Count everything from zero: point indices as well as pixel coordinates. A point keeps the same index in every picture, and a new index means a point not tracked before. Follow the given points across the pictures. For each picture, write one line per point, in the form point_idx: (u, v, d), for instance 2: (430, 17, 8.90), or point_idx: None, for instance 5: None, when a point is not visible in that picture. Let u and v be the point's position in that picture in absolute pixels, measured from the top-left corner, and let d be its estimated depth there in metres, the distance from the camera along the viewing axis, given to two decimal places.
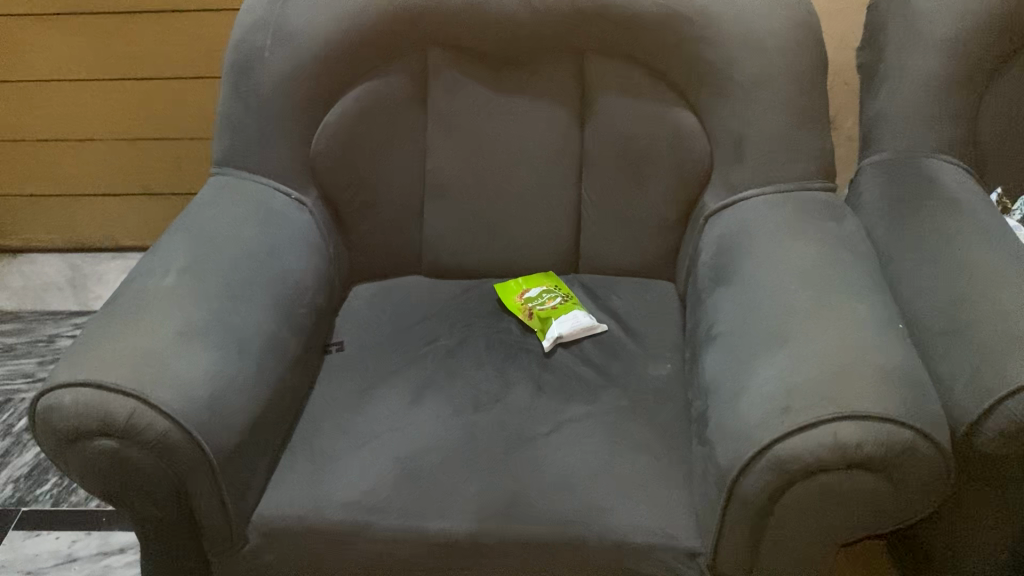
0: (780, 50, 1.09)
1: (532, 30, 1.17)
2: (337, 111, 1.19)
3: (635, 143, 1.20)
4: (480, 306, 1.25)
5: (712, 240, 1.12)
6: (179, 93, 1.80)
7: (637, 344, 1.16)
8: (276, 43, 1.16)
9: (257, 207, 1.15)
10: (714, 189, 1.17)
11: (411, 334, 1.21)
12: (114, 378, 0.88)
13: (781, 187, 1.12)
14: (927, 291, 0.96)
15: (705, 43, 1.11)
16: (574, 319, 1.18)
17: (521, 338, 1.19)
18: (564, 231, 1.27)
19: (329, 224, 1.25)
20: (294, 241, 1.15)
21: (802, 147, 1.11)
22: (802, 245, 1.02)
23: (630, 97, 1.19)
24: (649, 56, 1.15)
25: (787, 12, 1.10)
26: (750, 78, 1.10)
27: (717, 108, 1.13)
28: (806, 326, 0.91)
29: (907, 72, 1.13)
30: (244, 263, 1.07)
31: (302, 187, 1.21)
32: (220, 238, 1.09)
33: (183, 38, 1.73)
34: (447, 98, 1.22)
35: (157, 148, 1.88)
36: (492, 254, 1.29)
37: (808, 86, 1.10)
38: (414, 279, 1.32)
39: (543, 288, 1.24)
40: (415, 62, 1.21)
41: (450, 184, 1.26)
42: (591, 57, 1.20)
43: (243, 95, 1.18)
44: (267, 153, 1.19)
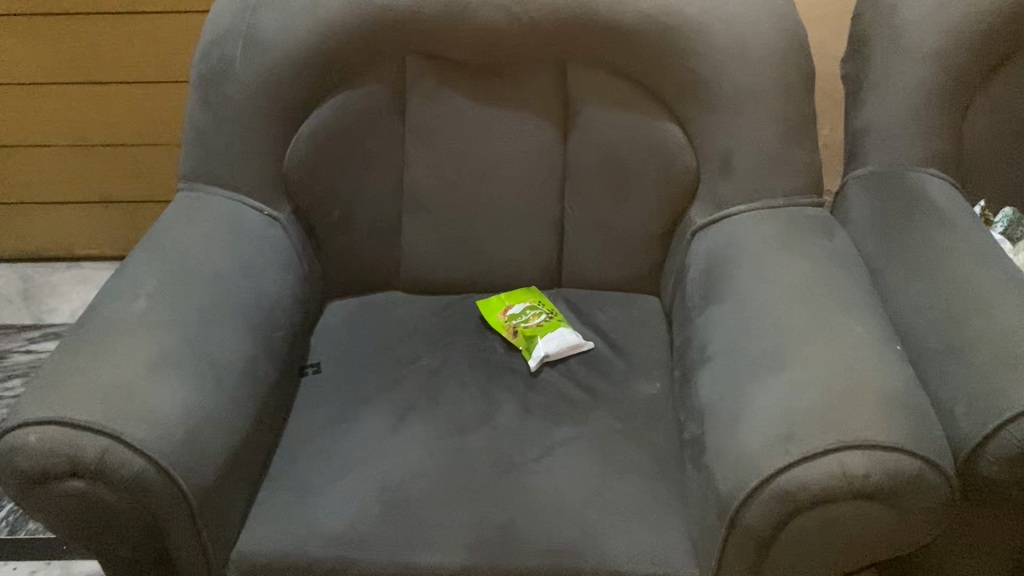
0: (767, 63, 1.08)
1: (514, 40, 1.13)
2: (311, 122, 1.15)
3: (620, 155, 1.17)
4: (460, 323, 1.21)
5: (701, 256, 1.10)
6: (137, 98, 1.73)
7: (624, 362, 1.14)
8: (246, 52, 1.12)
9: (228, 224, 1.10)
10: (701, 203, 1.15)
11: (390, 353, 1.17)
12: (83, 415, 0.82)
13: (770, 201, 1.09)
14: (922, 309, 0.95)
15: (692, 54, 1.09)
16: (560, 337, 1.15)
17: (505, 357, 1.15)
18: (546, 245, 1.24)
19: (303, 239, 1.20)
20: (268, 259, 1.10)
21: (790, 161, 1.09)
22: (795, 262, 1.00)
23: (613, 108, 1.16)
24: (634, 66, 1.13)
25: (775, 23, 1.08)
26: (738, 90, 1.08)
27: (703, 121, 1.10)
28: (807, 348, 0.88)
29: (891, 85, 1.12)
30: (217, 284, 1.02)
31: (274, 202, 1.16)
32: (191, 257, 1.03)
33: (142, 41, 1.66)
34: (425, 109, 1.18)
35: (115, 154, 1.81)
36: (472, 268, 1.26)
37: (796, 100, 1.09)
38: (391, 295, 1.28)
39: (527, 304, 1.21)
40: (392, 71, 1.17)
41: (428, 197, 1.22)
42: (573, 67, 1.17)
43: (212, 107, 1.12)
44: (238, 166, 1.13)
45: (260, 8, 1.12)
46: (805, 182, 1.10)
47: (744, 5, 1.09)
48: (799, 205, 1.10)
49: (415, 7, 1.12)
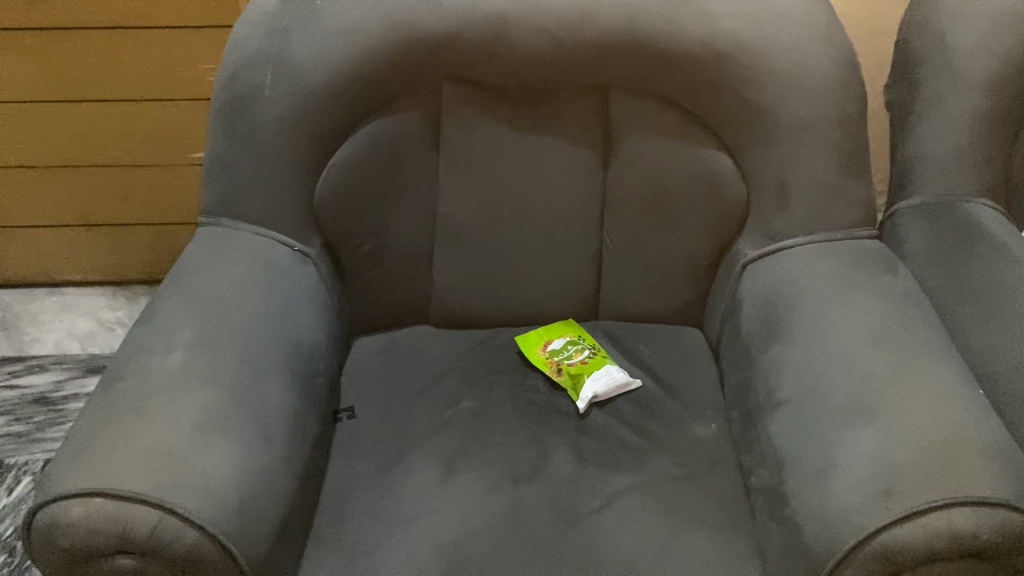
0: (825, 93, 1.04)
1: (557, 66, 1.08)
2: (344, 153, 1.08)
3: (665, 186, 1.13)
4: (499, 361, 1.16)
5: (756, 291, 1.06)
6: (127, 118, 1.64)
7: (675, 401, 1.09)
8: (275, 79, 1.04)
9: (260, 262, 1.03)
10: (751, 235, 1.11)
11: (429, 396, 1.10)
12: (132, 485, 0.75)
13: (828, 234, 1.06)
14: (997, 350, 0.93)
15: (748, 83, 1.04)
16: (608, 375, 1.10)
17: (550, 398, 1.10)
18: (585, 277, 1.20)
19: (333, 275, 1.13)
20: (303, 300, 1.03)
21: (847, 193, 1.06)
22: (863, 301, 0.97)
23: (659, 138, 1.12)
24: (682, 94, 1.08)
25: (832, 50, 1.04)
26: (795, 121, 1.04)
27: (757, 152, 1.07)
28: (893, 396, 0.85)
29: (944, 114, 1.10)
30: (255, 330, 0.94)
31: (304, 237, 1.09)
32: (225, 302, 0.96)
33: (131, 58, 1.56)
34: (461, 137, 1.13)
35: (101, 176, 1.71)
36: (507, 301, 1.20)
37: (853, 130, 1.05)
38: (421, 330, 1.22)
39: (567, 339, 1.17)
40: (428, 98, 1.11)
41: (463, 229, 1.16)
42: (616, 95, 1.12)
43: (238, 138, 1.05)
44: (266, 201, 1.06)
45: (290, 30, 1.04)
46: (861, 214, 1.07)
47: (803, 31, 1.04)
48: (856, 238, 1.07)
49: (456, 31, 1.05)
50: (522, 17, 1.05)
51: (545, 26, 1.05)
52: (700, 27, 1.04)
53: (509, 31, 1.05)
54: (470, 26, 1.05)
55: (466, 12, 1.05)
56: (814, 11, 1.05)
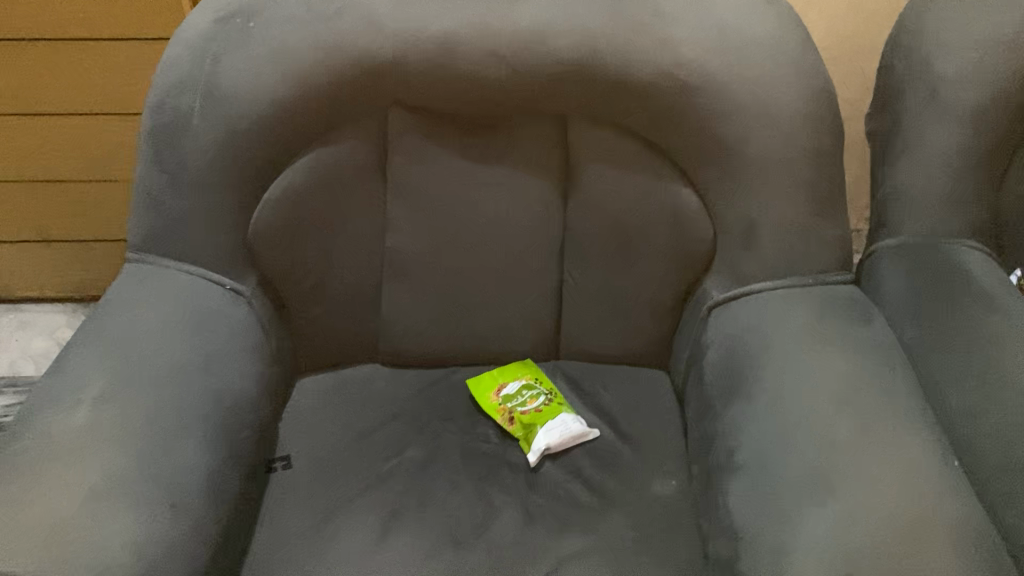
0: (795, 127, 0.96)
1: (509, 93, 1.00)
2: (281, 184, 1.02)
3: (627, 221, 1.06)
4: (449, 406, 1.08)
5: (721, 337, 0.99)
6: (79, 131, 1.57)
7: (635, 454, 1.02)
8: (204, 106, 0.97)
9: (185, 304, 0.96)
10: (718, 275, 1.03)
11: (371, 444, 1.03)
12: (12, 567, 0.68)
13: (797, 279, 0.99)
14: (977, 413, 0.85)
15: (714, 114, 0.97)
16: (563, 426, 1.03)
17: (500, 449, 1.03)
18: (544, 315, 1.12)
19: (271, 314, 1.06)
20: (233, 344, 0.96)
21: (819, 234, 0.98)
22: (833, 357, 0.89)
23: (621, 170, 1.04)
24: (646, 125, 1.01)
25: (804, 80, 0.97)
26: (763, 157, 0.97)
27: (723, 189, 0.99)
28: (858, 470, 0.78)
29: (927, 148, 1.02)
30: (173, 381, 0.87)
31: (238, 274, 1.02)
32: (142, 349, 0.89)
33: (83, 72, 1.49)
34: (409, 167, 1.05)
35: (58, 191, 1.65)
36: (461, 340, 1.13)
37: (825, 167, 0.98)
38: (369, 370, 1.15)
39: (523, 383, 1.09)
40: (372, 125, 1.04)
41: (412, 264, 1.09)
42: (577, 122, 1.04)
43: (166, 169, 0.98)
44: (196, 236, 0.99)
45: (220, 54, 0.97)
46: (834, 257, 1.00)
47: (773, 59, 0.96)
48: (829, 284, 0.99)
49: (400, 55, 0.98)
50: (472, 40, 0.97)
51: (497, 50, 0.98)
52: (662, 53, 0.96)
53: (458, 56, 0.98)
54: (416, 49, 0.97)
55: (412, 35, 0.97)
56: (787, 37, 0.97)
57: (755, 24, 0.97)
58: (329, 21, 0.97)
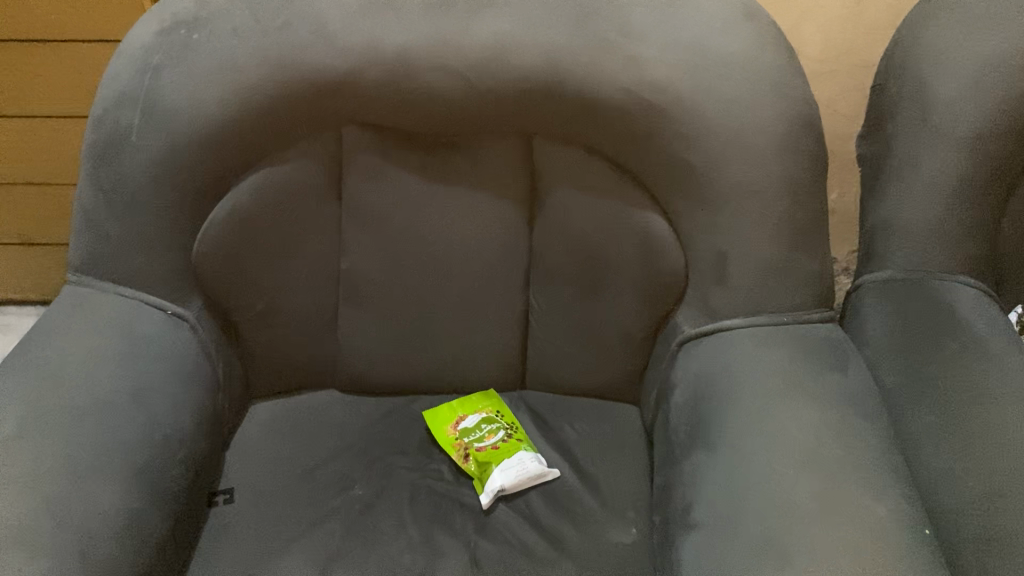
0: (772, 154, 0.89)
1: (469, 111, 0.94)
2: (228, 204, 0.97)
3: (594, 248, 0.99)
4: (403, 440, 1.03)
5: (688, 377, 0.93)
6: (50, 135, 1.52)
7: (595, 497, 0.96)
8: (144, 124, 0.92)
9: (120, 333, 0.91)
10: (689, 308, 0.96)
11: (318, 480, 0.98)
12: None
13: (771, 317, 0.92)
14: (956, 476, 0.78)
15: (684, 139, 0.90)
16: (520, 466, 0.97)
17: (453, 487, 0.97)
18: (508, 345, 1.07)
19: (218, 338, 1.01)
20: (169, 375, 0.91)
21: (797, 270, 0.91)
22: (802, 407, 0.82)
23: (588, 194, 0.98)
24: (613, 148, 0.94)
25: (782, 104, 0.90)
26: (736, 186, 0.90)
27: (694, 219, 0.93)
28: (818, 540, 0.71)
29: (918, 176, 0.94)
30: (96, 417, 0.83)
31: (182, 297, 0.97)
32: (67, 383, 0.84)
33: (49, 74, 1.44)
34: (365, 187, 1.00)
35: (30, 194, 1.61)
36: (421, 368, 1.08)
37: (803, 198, 0.91)
38: (325, 397, 1.10)
39: (483, 416, 1.04)
40: (325, 143, 0.98)
41: (369, 288, 1.04)
42: (542, 142, 0.98)
43: (106, 189, 0.93)
44: (136, 259, 0.94)
45: (161, 67, 0.91)
46: (813, 294, 0.92)
47: (750, 80, 0.89)
48: (805, 322, 0.92)
49: (353, 72, 0.92)
50: (428, 56, 0.91)
51: (454, 67, 0.92)
52: (630, 73, 0.90)
53: (413, 72, 0.92)
54: (369, 65, 0.92)
55: (365, 50, 0.91)
56: (766, 55, 0.90)
57: (733, 43, 0.90)
58: (276, 33, 0.91)
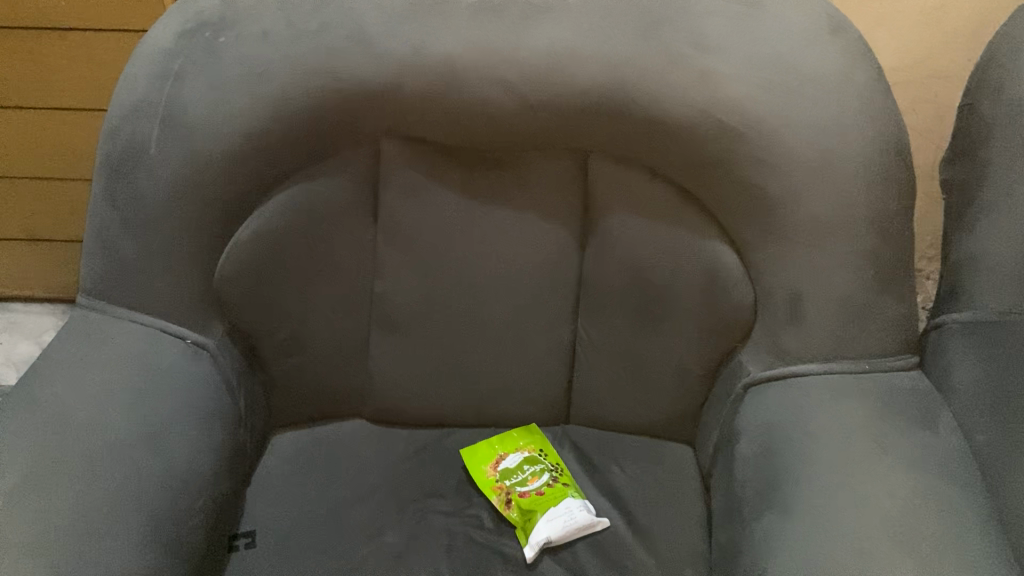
0: (857, 185, 0.81)
1: (520, 126, 0.85)
2: (254, 224, 0.88)
3: (652, 277, 0.91)
4: (438, 480, 0.96)
5: (756, 426, 0.84)
6: (60, 127, 1.44)
7: (647, 552, 0.88)
8: (163, 137, 0.83)
9: (136, 366, 0.83)
10: (756, 348, 0.88)
11: (347, 523, 0.90)
12: None
13: (851, 363, 0.84)
14: None
15: (760, 165, 0.82)
16: (567, 515, 0.89)
17: (494, 536, 0.90)
18: (553, 377, 0.99)
19: (240, 367, 0.93)
20: (188, 413, 0.84)
21: (880, 312, 0.83)
22: (890, 472, 0.74)
23: (647, 219, 0.89)
24: (679, 171, 0.86)
25: (870, 129, 0.81)
26: (816, 218, 0.81)
27: (768, 252, 0.84)
28: None
29: (1014, 205, 0.84)
30: (108, 465, 0.75)
31: (202, 324, 0.90)
32: (78, 426, 0.77)
33: (59, 64, 1.35)
34: (403, 206, 0.91)
35: (42, 189, 1.53)
36: (457, 400, 1.00)
37: (890, 232, 0.82)
38: (353, 427, 1.02)
39: (525, 456, 0.97)
40: (361, 158, 0.90)
41: (404, 314, 0.96)
42: (598, 162, 0.89)
43: (121, 206, 0.85)
44: (154, 283, 0.86)
45: (183, 74, 0.83)
46: (896, 339, 0.84)
47: (835, 102, 0.81)
48: (887, 370, 0.84)
49: (394, 81, 0.83)
50: (478, 65, 0.82)
51: (506, 79, 0.83)
52: (702, 91, 0.81)
53: (461, 84, 0.83)
54: (411, 75, 0.83)
55: (407, 58, 0.82)
56: (852, 74, 0.82)
57: (816, 61, 0.81)
58: (310, 38, 0.82)
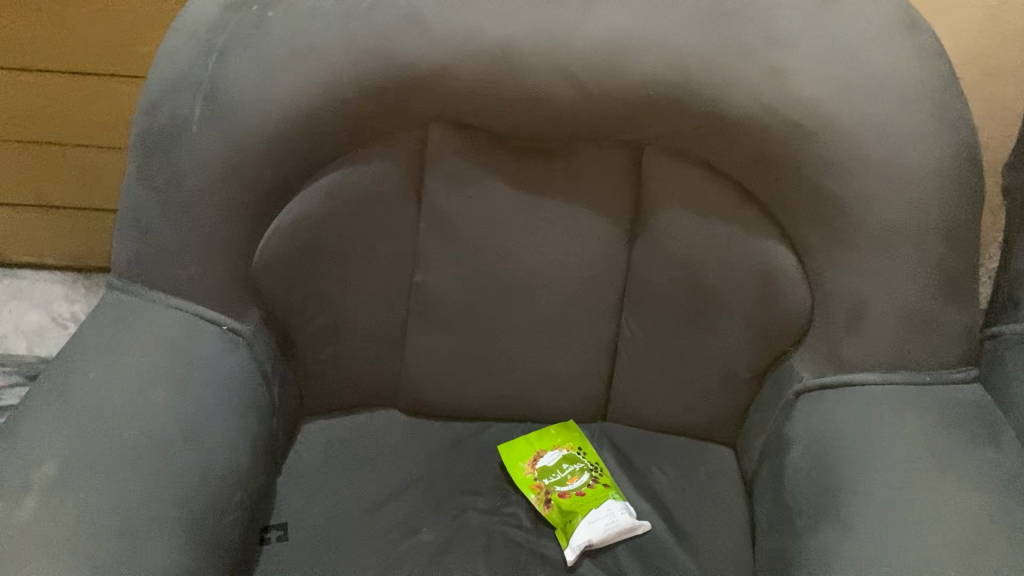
0: (928, 191, 0.78)
1: (577, 117, 0.82)
2: (296, 209, 0.85)
3: (704, 277, 0.88)
4: (475, 477, 0.94)
5: (809, 435, 0.83)
6: (79, 93, 1.39)
7: (690, 557, 0.86)
8: (205, 115, 0.80)
9: (172, 355, 0.81)
10: (810, 353, 0.86)
11: (383, 519, 0.88)
12: None
13: (910, 374, 0.82)
14: None
15: (828, 167, 0.79)
16: (608, 517, 0.87)
17: (532, 536, 0.87)
18: (594, 374, 0.96)
19: (274, 356, 0.91)
20: (224, 405, 0.81)
21: (940, 323, 0.81)
22: (955, 492, 0.72)
23: (703, 217, 0.86)
24: (739, 169, 0.83)
25: (943, 133, 0.78)
26: (883, 224, 0.79)
27: (830, 258, 0.82)
28: None
29: None
30: (145, 458, 0.72)
31: (239, 311, 0.87)
32: (113, 417, 0.74)
33: (82, 28, 1.31)
34: (448, 195, 0.88)
35: (58, 156, 1.48)
36: (494, 394, 0.98)
37: (957, 240, 0.80)
38: (386, 419, 1.00)
39: (563, 453, 0.95)
40: (407, 144, 0.86)
41: (445, 305, 0.93)
42: (654, 156, 0.86)
43: (159, 186, 0.82)
44: (190, 268, 0.83)
45: (228, 50, 0.79)
46: (957, 350, 0.82)
47: (908, 104, 0.77)
48: (947, 382, 0.82)
49: (447, 65, 0.79)
50: (536, 51, 0.78)
51: (566, 67, 0.79)
52: (771, 88, 0.78)
53: (518, 70, 0.79)
54: (467, 59, 0.79)
55: (463, 41, 0.78)
56: (927, 76, 0.78)
57: (891, 60, 0.78)
58: (361, 17, 0.78)
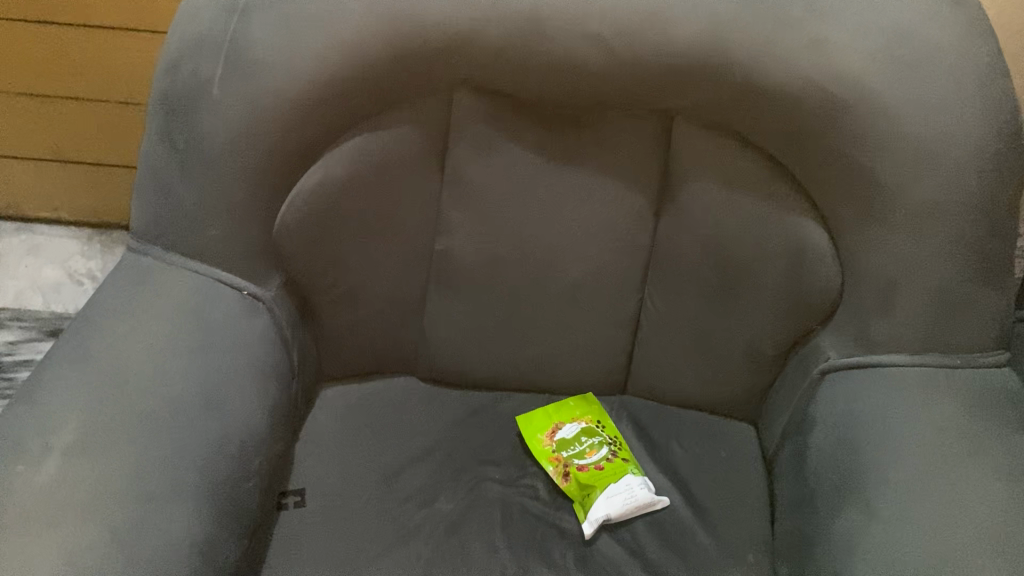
0: (968, 170, 0.76)
1: (608, 85, 0.79)
2: (317, 174, 0.83)
3: (732, 252, 0.86)
4: (492, 447, 0.93)
5: (835, 417, 0.82)
6: (101, 48, 1.37)
7: (708, 535, 0.85)
8: (227, 76, 0.78)
9: (192, 320, 0.80)
10: (838, 333, 0.85)
11: (400, 487, 0.88)
12: None
13: (940, 357, 0.81)
14: None
15: (865, 144, 0.77)
16: (626, 493, 0.87)
17: (549, 508, 0.87)
18: (614, 347, 0.95)
19: (294, 321, 0.90)
20: (243, 370, 0.80)
21: (973, 306, 0.79)
22: (985, 478, 0.71)
23: (734, 192, 0.84)
24: (773, 143, 0.81)
25: (987, 111, 0.76)
26: (919, 203, 0.77)
27: (863, 236, 0.80)
28: None
29: None
30: (164, 424, 0.72)
31: (259, 276, 0.86)
32: (133, 381, 0.73)
33: None
34: (473, 162, 0.86)
35: (79, 111, 1.47)
36: (514, 364, 0.97)
37: (995, 222, 0.78)
38: (404, 386, 0.99)
39: (582, 427, 0.94)
40: (432, 110, 0.84)
41: (466, 274, 0.91)
42: (685, 128, 0.84)
43: (180, 148, 0.80)
44: (211, 232, 0.82)
45: (251, 10, 0.77)
46: (989, 334, 0.81)
47: (952, 80, 0.75)
48: (977, 366, 0.81)
49: (476, 29, 0.77)
50: (567, 17, 0.76)
51: (598, 34, 0.76)
52: (810, 60, 0.75)
53: (548, 36, 0.77)
54: (497, 23, 0.77)
55: (492, 4, 0.76)
56: (972, 50, 0.76)
57: (935, 34, 0.75)
58: None
